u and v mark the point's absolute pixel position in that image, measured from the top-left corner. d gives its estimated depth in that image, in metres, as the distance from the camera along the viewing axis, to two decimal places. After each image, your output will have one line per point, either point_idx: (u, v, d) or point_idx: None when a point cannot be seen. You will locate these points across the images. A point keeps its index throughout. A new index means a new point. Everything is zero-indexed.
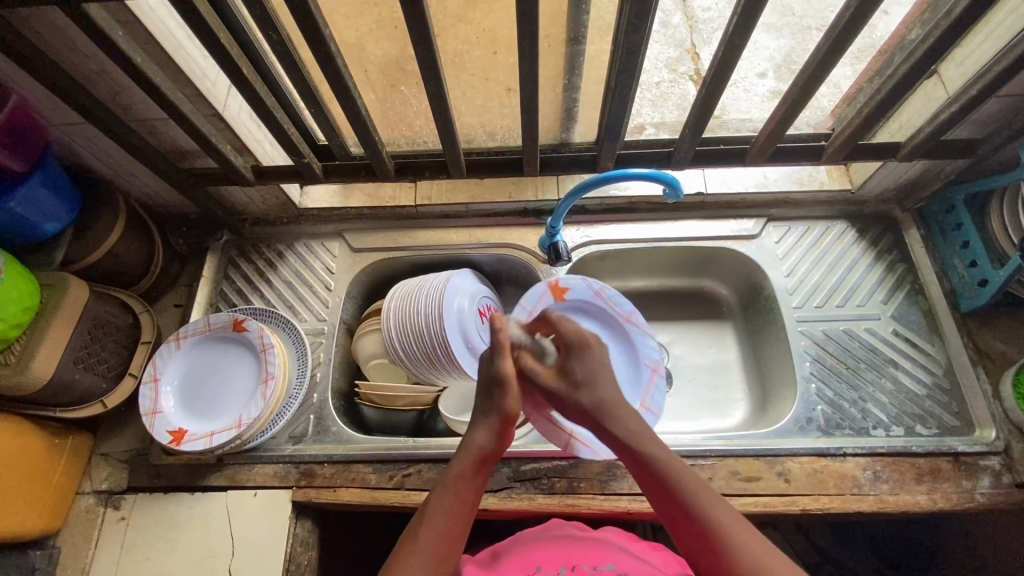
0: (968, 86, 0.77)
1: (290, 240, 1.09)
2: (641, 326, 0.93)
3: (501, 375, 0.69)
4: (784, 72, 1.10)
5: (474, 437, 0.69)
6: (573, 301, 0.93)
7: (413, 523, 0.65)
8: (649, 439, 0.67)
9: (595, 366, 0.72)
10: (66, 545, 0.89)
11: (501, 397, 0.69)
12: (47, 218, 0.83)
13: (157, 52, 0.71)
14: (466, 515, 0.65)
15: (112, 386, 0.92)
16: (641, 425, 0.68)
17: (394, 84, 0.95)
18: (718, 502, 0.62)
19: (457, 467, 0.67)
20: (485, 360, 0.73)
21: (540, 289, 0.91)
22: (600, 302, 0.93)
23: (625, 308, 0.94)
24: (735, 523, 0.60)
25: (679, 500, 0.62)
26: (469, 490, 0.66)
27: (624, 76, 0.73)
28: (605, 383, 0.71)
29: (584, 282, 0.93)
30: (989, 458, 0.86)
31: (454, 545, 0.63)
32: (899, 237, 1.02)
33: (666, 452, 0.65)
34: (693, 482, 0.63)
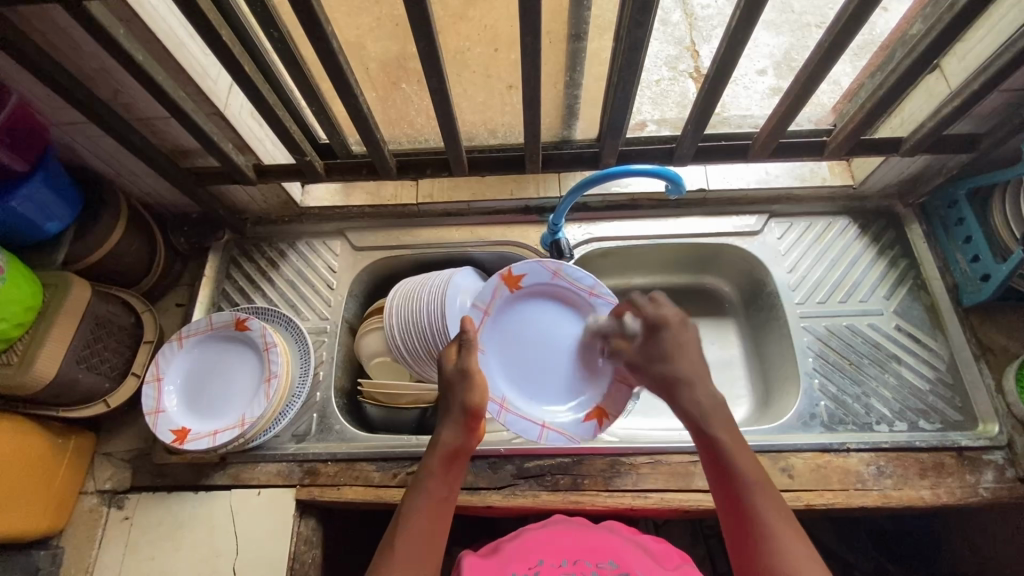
0: (969, 81, 0.77)
1: (292, 239, 1.08)
2: (603, 300, 0.92)
3: (464, 371, 0.70)
4: (784, 69, 1.10)
5: (440, 434, 0.68)
6: (530, 286, 0.92)
7: (391, 526, 0.64)
8: (722, 425, 0.65)
9: (672, 345, 0.70)
10: (69, 545, 0.89)
11: (463, 393, 0.69)
12: (48, 218, 0.83)
13: (159, 50, 0.71)
14: (443, 512, 0.64)
15: (114, 386, 0.92)
16: (713, 409, 0.65)
17: (395, 82, 0.95)
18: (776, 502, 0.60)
19: (428, 465, 0.66)
20: (446, 356, 0.72)
21: (494, 282, 0.89)
22: (559, 282, 0.92)
23: (586, 281, 0.93)
24: (785, 524, 0.58)
25: (734, 487, 0.61)
26: (444, 488, 0.65)
27: (627, 71, 0.73)
28: (683, 361, 0.69)
29: (541, 266, 0.91)
30: (993, 452, 0.86)
31: (434, 542, 0.62)
32: (901, 232, 1.02)
33: (736, 439, 0.63)
34: (757, 474, 0.61)
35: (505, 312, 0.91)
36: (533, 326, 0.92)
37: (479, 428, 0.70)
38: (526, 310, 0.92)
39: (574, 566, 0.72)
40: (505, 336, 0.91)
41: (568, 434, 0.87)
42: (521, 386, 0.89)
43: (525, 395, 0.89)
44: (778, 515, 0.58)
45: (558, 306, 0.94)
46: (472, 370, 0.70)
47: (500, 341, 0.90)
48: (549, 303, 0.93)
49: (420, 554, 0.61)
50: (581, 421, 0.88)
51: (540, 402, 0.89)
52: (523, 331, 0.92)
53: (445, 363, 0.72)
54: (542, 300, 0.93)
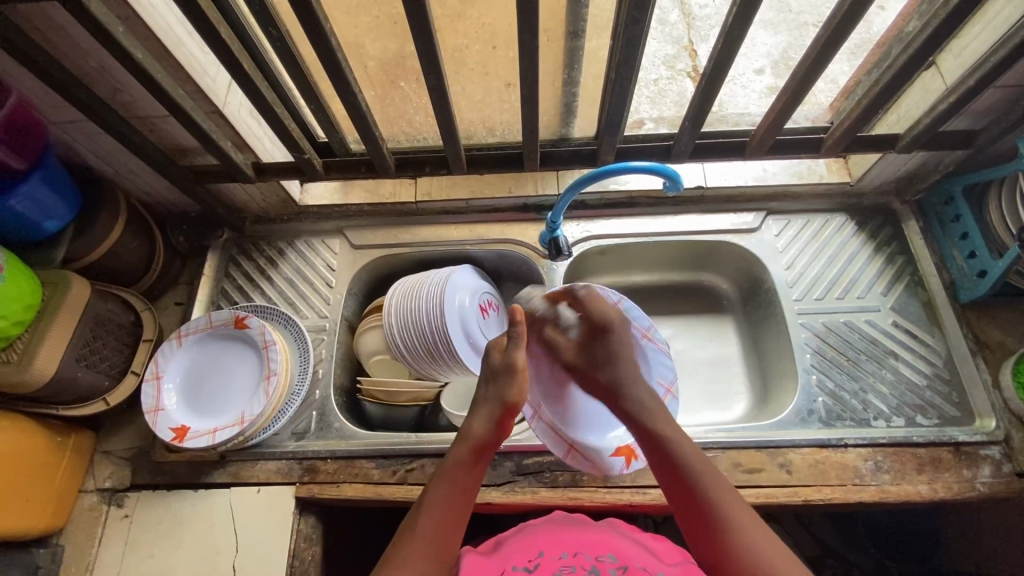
0: (965, 77, 0.78)
1: (291, 238, 1.09)
2: (657, 344, 0.86)
3: (510, 365, 0.71)
4: (781, 68, 1.10)
5: (471, 425, 0.69)
6: None
7: (414, 511, 0.66)
8: (661, 416, 0.71)
9: (614, 347, 0.78)
10: (69, 543, 0.89)
11: (505, 387, 0.70)
12: (47, 216, 0.83)
13: (157, 48, 0.71)
14: (465, 504, 0.66)
15: (114, 384, 0.92)
16: (653, 404, 0.73)
17: (393, 80, 0.95)
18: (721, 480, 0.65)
19: (456, 456, 0.67)
20: (495, 349, 0.74)
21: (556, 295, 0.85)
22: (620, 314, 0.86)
23: (643, 322, 0.86)
24: (732, 500, 0.64)
25: (682, 472, 0.66)
26: (468, 480, 0.66)
27: (624, 68, 0.73)
28: (624, 363, 0.77)
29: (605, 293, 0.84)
30: (990, 448, 0.86)
31: (452, 532, 0.64)
32: (898, 229, 1.02)
33: (674, 427, 0.70)
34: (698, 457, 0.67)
35: None
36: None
37: (510, 424, 0.71)
38: None
39: (574, 559, 0.71)
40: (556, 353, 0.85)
41: (592, 461, 0.83)
42: (559, 403, 0.85)
43: (559, 415, 0.85)
44: (725, 493, 0.64)
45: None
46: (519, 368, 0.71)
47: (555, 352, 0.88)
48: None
49: (438, 543, 0.63)
50: (610, 455, 0.84)
51: (575, 425, 0.85)
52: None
53: (494, 355, 0.73)
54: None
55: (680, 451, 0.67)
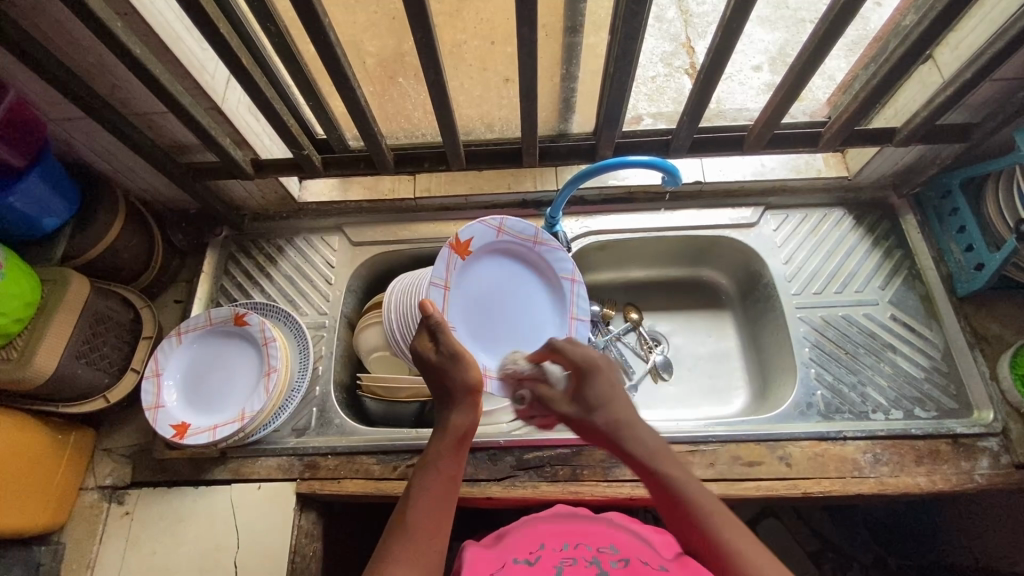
0: (962, 70, 0.78)
1: (290, 235, 1.09)
2: (550, 245, 0.90)
3: (452, 349, 0.71)
4: (779, 65, 1.09)
5: (451, 416, 0.69)
6: (477, 249, 0.86)
7: (401, 503, 0.64)
8: (666, 459, 0.66)
9: (604, 388, 0.72)
10: (70, 540, 0.89)
11: (457, 371, 0.70)
12: (46, 213, 0.83)
13: (156, 43, 0.71)
14: (451, 490, 0.65)
15: (115, 381, 0.92)
16: (656, 445, 0.67)
17: (392, 77, 0.94)
18: (734, 524, 0.60)
19: (436, 446, 0.68)
20: (423, 344, 0.73)
21: (445, 255, 0.81)
22: (505, 238, 0.88)
23: (529, 232, 0.89)
24: (746, 545, 0.58)
25: (690, 515, 0.62)
26: (451, 467, 0.66)
27: (623, 63, 0.73)
28: (619, 405, 0.71)
29: (486, 226, 0.85)
30: (988, 439, 0.86)
31: (441, 518, 0.63)
32: (896, 224, 1.03)
33: (680, 471, 0.65)
34: (709, 501, 0.62)
35: (460, 281, 0.85)
36: (485, 286, 0.88)
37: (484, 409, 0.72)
38: (477, 272, 0.87)
39: (574, 550, 0.70)
40: (464, 303, 0.85)
41: None
42: (490, 349, 0.87)
43: (497, 359, 0.87)
44: (736, 536, 0.59)
45: (507, 261, 0.90)
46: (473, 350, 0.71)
47: (463, 310, 0.85)
48: (495, 260, 0.89)
49: (429, 530, 0.61)
50: None
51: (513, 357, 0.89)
52: (478, 294, 0.87)
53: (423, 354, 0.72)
54: (491, 258, 0.89)
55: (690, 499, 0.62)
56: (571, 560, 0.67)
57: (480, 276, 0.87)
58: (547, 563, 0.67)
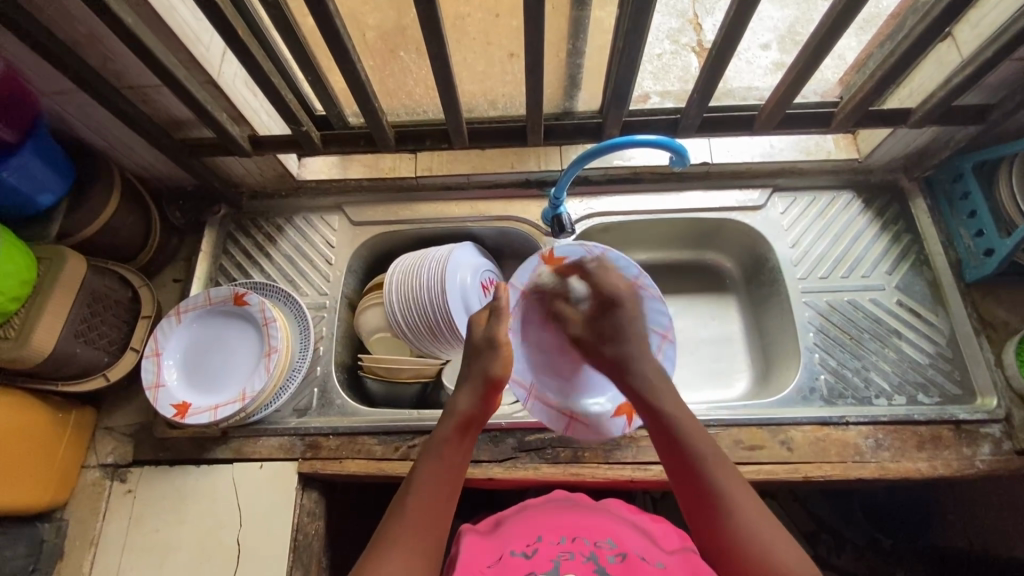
0: (982, 49, 0.76)
1: (290, 213, 1.07)
2: (650, 292, 0.86)
3: (491, 339, 0.73)
4: (789, 43, 1.04)
5: (458, 400, 0.70)
6: (572, 269, 0.89)
7: (402, 489, 0.64)
8: (666, 397, 0.71)
9: (621, 321, 0.80)
10: (74, 517, 0.89)
11: (486, 361, 0.72)
12: (40, 189, 0.81)
13: (148, 13, 0.68)
14: (455, 478, 0.65)
15: (114, 360, 0.92)
16: (657, 381, 0.73)
17: (392, 50, 0.91)
18: (727, 467, 0.64)
19: (443, 431, 0.68)
20: (477, 322, 0.76)
21: (532, 262, 0.88)
22: (602, 267, 0.87)
23: (631, 271, 0.86)
24: (736, 488, 0.63)
25: (685, 452, 0.66)
26: (458, 453, 0.67)
27: (633, 37, 0.70)
28: (631, 340, 0.78)
29: (584, 249, 0.86)
30: (990, 426, 0.86)
31: (443, 505, 0.63)
32: (906, 207, 1.01)
33: (682, 410, 0.69)
34: (704, 441, 0.66)
35: (545, 293, 0.89)
36: None
37: (495, 401, 0.72)
38: (567, 294, 0.90)
39: (572, 544, 0.69)
40: (540, 317, 0.89)
41: (594, 427, 0.86)
42: (552, 371, 0.89)
43: (552, 377, 0.89)
44: (728, 481, 0.63)
45: None
46: (499, 341, 0.73)
47: (537, 320, 0.89)
48: None
49: (428, 519, 0.61)
50: (610, 415, 0.87)
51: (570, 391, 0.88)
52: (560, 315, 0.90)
53: (476, 327, 0.76)
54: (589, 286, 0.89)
55: (692, 441, 0.66)
56: (568, 555, 0.66)
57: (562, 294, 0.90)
58: (544, 557, 0.66)
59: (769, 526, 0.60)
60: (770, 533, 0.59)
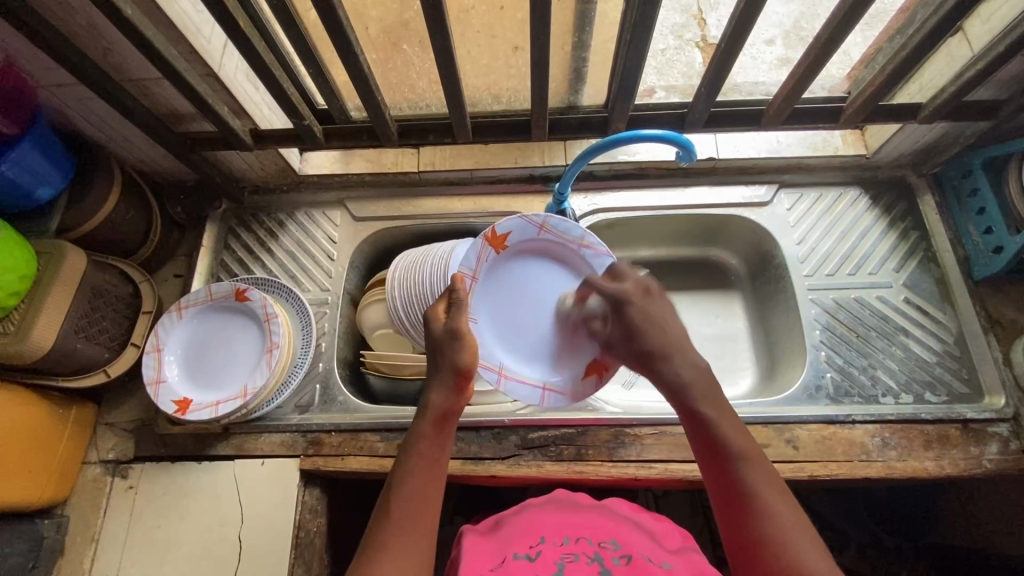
0: (995, 43, 0.75)
1: (291, 209, 1.06)
2: (595, 248, 0.84)
3: (454, 330, 0.70)
4: (794, 39, 1.03)
5: (429, 396, 0.67)
6: (516, 244, 0.84)
7: (384, 491, 0.62)
8: (704, 391, 0.62)
9: (642, 316, 0.68)
10: (74, 513, 0.89)
11: (453, 352, 0.69)
12: (40, 183, 0.81)
13: (148, 4, 0.67)
14: (437, 474, 0.63)
15: (115, 356, 0.91)
16: (696, 376, 0.62)
17: (395, 44, 0.90)
18: (767, 469, 0.57)
19: (417, 429, 0.65)
20: (434, 314, 0.72)
21: (478, 245, 0.80)
22: (546, 236, 0.84)
23: (575, 232, 0.84)
24: (776, 492, 0.55)
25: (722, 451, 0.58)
26: (435, 448, 0.64)
27: (640, 29, 0.69)
28: (654, 330, 0.66)
29: (527, 222, 0.83)
30: (997, 425, 0.85)
31: (428, 504, 0.61)
32: (913, 204, 1.00)
33: (721, 406, 0.61)
34: (743, 440, 0.58)
35: (493, 274, 0.83)
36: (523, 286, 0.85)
37: (469, 391, 0.69)
38: (515, 269, 0.84)
39: (575, 545, 0.68)
40: (494, 300, 0.83)
41: (569, 395, 0.83)
42: (514, 350, 0.83)
43: (517, 355, 0.83)
44: (768, 484, 0.55)
45: (549, 262, 0.86)
46: (463, 332, 0.70)
47: (492, 305, 0.83)
48: (533, 260, 0.86)
49: (413, 519, 0.59)
50: (581, 379, 0.83)
51: (536, 364, 0.84)
52: (511, 292, 0.84)
53: (434, 322, 0.72)
54: (533, 257, 0.86)
55: (732, 442, 0.58)
56: (572, 556, 0.66)
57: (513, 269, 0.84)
58: (548, 557, 0.65)
59: (806, 538, 0.52)
60: (810, 545, 0.52)
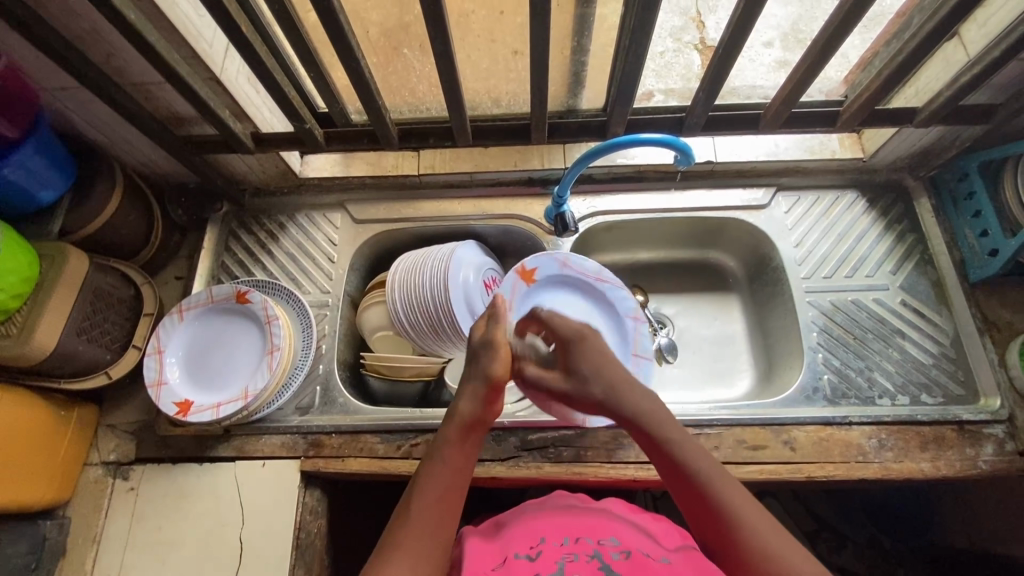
0: (990, 48, 0.75)
1: (292, 211, 1.07)
2: (611, 283, 0.97)
3: (491, 341, 0.72)
4: (792, 41, 1.03)
5: (457, 404, 0.69)
6: (542, 279, 0.94)
7: (407, 493, 0.63)
8: (662, 422, 0.66)
9: (594, 357, 0.73)
10: (75, 515, 0.89)
11: (488, 363, 0.70)
12: (41, 186, 0.81)
13: (151, 9, 0.67)
14: (460, 481, 0.64)
15: (116, 358, 0.91)
16: (649, 407, 0.68)
17: (395, 48, 0.90)
18: (734, 485, 0.61)
19: (444, 434, 0.67)
20: (477, 328, 0.75)
21: (511, 279, 0.91)
22: (568, 271, 0.95)
23: (592, 268, 0.96)
24: (747, 505, 0.60)
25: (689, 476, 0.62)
26: (462, 456, 0.65)
27: (639, 34, 0.70)
28: (607, 372, 0.71)
29: (550, 257, 0.94)
30: (993, 426, 0.86)
31: (450, 509, 0.62)
32: (910, 207, 1.01)
33: (681, 432, 0.65)
34: (707, 463, 0.62)
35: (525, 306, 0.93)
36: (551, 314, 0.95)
37: (498, 401, 0.70)
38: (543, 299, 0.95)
39: (575, 544, 0.68)
40: None
41: None
42: None
43: None
44: (739, 499, 0.60)
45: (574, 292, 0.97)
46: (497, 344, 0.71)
47: None
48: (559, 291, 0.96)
49: (433, 523, 0.60)
50: None
51: None
52: None
53: (475, 334, 0.75)
54: (558, 289, 0.96)
55: (695, 465, 0.62)
56: (572, 556, 0.66)
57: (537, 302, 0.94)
58: (548, 558, 0.66)
59: (787, 542, 0.57)
60: (791, 550, 0.56)
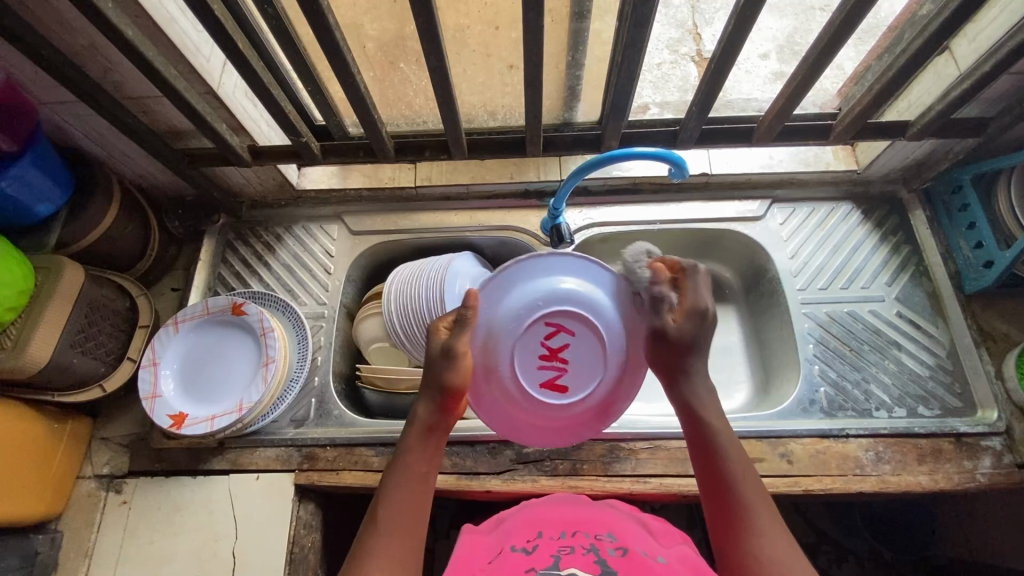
0: (980, 64, 0.76)
1: (288, 223, 1.07)
2: None
3: (450, 348, 0.64)
4: (788, 53, 1.04)
5: (416, 408, 0.67)
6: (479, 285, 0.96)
7: (373, 504, 0.62)
8: (714, 414, 0.66)
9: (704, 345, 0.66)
10: (67, 530, 0.89)
11: (444, 370, 0.64)
12: (38, 199, 0.81)
13: (149, 25, 0.68)
14: (424, 488, 0.64)
15: (111, 370, 0.91)
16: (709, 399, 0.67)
17: (393, 62, 0.91)
18: (756, 485, 0.62)
19: (405, 442, 0.65)
20: (437, 330, 0.67)
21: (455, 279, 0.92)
22: None
23: None
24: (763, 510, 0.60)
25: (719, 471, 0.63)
26: (425, 462, 0.65)
27: (631, 51, 0.71)
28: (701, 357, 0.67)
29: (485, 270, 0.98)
30: (991, 439, 0.86)
31: (417, 518, 0.61)
32: (904, 218, 1.01)
33: (725, 428, 0.65)
34: (738, 459, 0.63)
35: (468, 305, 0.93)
36: None
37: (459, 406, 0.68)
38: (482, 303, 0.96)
39: (573, 538, 0.68)
40: None
41: None
42: None
43: None
44: (759, 504, 0.60)
45: None
46: (459, 353, 0.64)
47: None
48: None
49: (400, 531, 0.60)
50: None
51: None
52: None
53: (433, 338, 0.67)
54: None
55: (728, 465, 0.63)
56: (569, 549, 0.65)
57: (517, 285, 0.68)
58: (545, 551, 0.65)
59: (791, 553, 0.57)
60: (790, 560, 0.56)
